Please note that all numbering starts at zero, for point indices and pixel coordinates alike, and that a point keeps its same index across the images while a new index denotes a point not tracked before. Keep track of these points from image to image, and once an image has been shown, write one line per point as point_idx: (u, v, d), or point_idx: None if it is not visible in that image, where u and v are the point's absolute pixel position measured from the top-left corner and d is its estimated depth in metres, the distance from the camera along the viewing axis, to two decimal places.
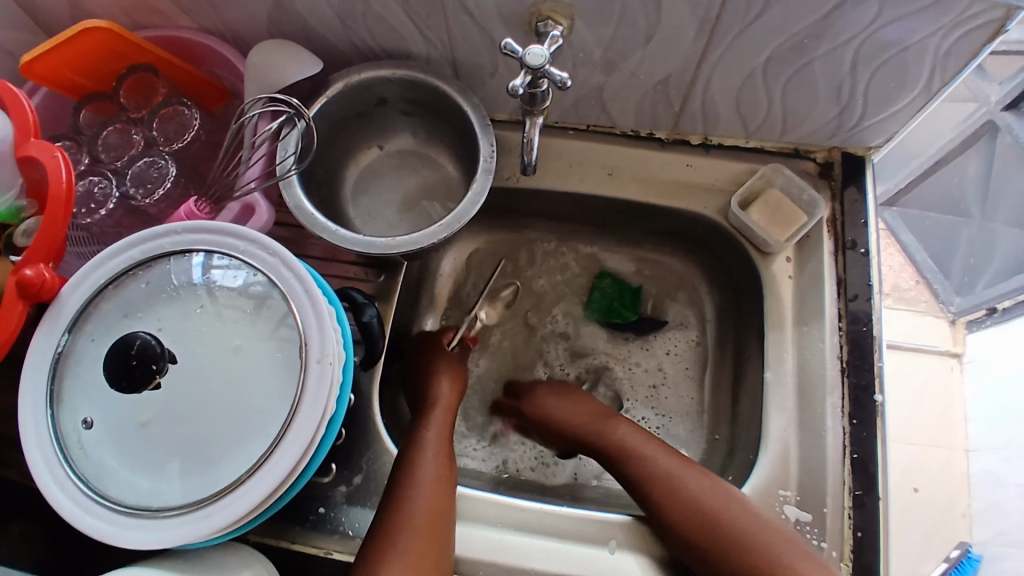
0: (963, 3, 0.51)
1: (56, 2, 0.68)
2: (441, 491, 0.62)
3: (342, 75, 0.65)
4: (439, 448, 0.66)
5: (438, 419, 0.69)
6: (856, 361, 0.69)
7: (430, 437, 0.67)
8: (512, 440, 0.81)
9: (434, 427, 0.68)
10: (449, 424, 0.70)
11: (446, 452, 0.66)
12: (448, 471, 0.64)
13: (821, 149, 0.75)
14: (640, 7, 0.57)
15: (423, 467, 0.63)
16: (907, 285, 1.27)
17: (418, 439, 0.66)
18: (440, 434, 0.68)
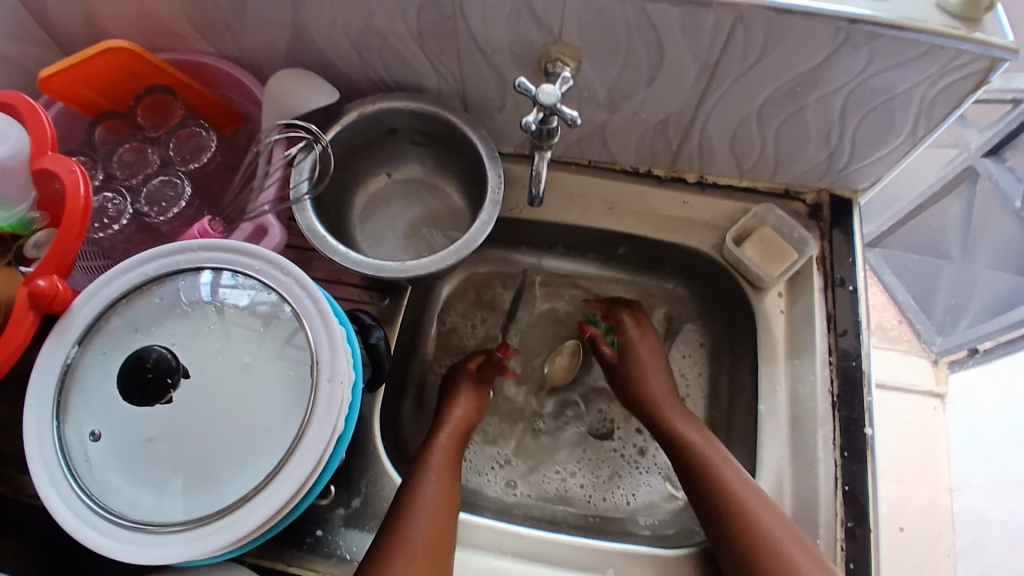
0: (947, 56, 0.55)
1: (79, 21, 0.70)
2: (440, 520, 0.62)
3: (356, 104, 0.67)
4: (445, 468, 0.67)
5: (441, 443, 0.70)
6: (846, 396, 0.71)
7: (434, 460, 0.67)
8: (524, 471, 0.80)
9: (438, 453, 0.68)
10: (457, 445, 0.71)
11: (451, 474, 0.67)
12: (450, 496, 0.65)
13: (810, 191, 0.79)
14: (644, 52, 0.61)
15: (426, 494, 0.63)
16: (890, 324, 1.34)
17: (423, 464, 0.67)
18: (444, 455, 0.68)
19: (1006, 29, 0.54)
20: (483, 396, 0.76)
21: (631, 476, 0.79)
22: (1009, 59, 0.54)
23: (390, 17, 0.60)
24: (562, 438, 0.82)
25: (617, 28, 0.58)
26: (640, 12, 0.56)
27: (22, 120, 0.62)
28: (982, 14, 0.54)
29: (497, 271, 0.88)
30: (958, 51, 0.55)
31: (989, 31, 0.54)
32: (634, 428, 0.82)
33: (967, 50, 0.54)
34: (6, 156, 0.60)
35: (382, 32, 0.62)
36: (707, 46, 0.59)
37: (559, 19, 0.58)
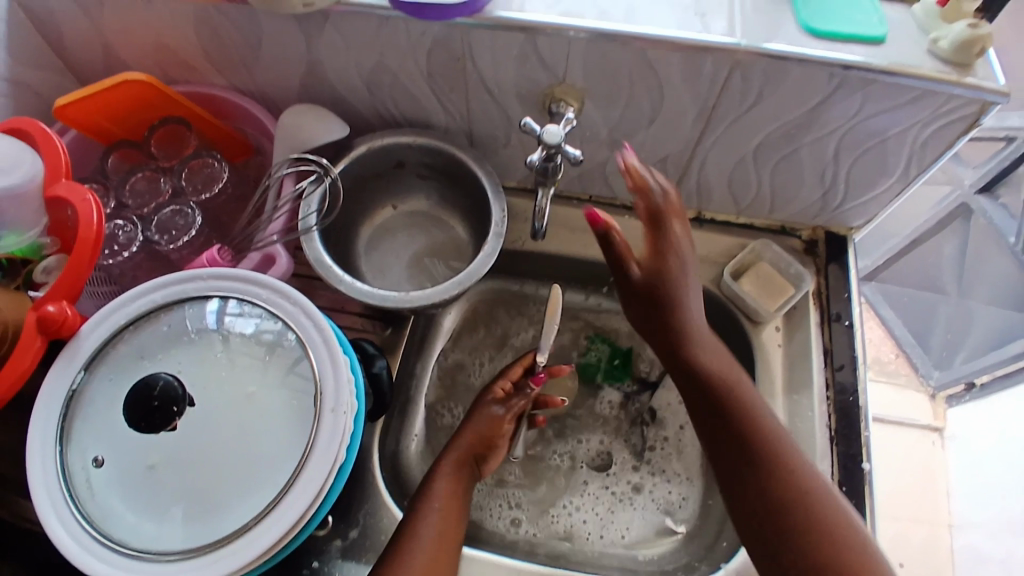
0: (940, 100, 0.58)
1: (96, 52, 0.72)
2: (439, 560, 0.61)
3: (366, 138, 0.69)
4: (449, 499, 0.65)
5: (449, 473, 0.67)
6: (844, 431, 0.71)
7: (438, 490, 0.65)
8: (526, 506, 0.79)
9: (443, 481, 0.66)
10: (467, 474, 0.68)
11: (456, 506, 0.65)
12: (452, 531, 0.63)
13: (806, 228, 0.81)
14: (645, 94, 0.63)
15: (426, 530, 0.62)
16: (887, 358, 1.36)
17: (426, 497, 0.65)
18: (450, 483, 0.66)
19: (997, 74, 0.57)
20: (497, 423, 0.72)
21: (631, 511, 0.79)
22: (1001, 102, 0.56)
23: (402, 57, 0.63)
24: (564, 471, 0.81)
25: (620, 71, 0.60)
26: (642, 56, 0.58)
27: (37, 145, 0.63)
28: (974, 60, 0.56)
29: (496, 299, 0.88)
30: (949, 96, 0.57)
31: (981, 76, 0.56)
32: (631, 464, 0.81)
33: (958, 95, 0.57)
34: (22, 181, 0.61)
35: (394, 70, 0.65)
36: (706, 89, 0.61)
37: (564, 61, 0.60)
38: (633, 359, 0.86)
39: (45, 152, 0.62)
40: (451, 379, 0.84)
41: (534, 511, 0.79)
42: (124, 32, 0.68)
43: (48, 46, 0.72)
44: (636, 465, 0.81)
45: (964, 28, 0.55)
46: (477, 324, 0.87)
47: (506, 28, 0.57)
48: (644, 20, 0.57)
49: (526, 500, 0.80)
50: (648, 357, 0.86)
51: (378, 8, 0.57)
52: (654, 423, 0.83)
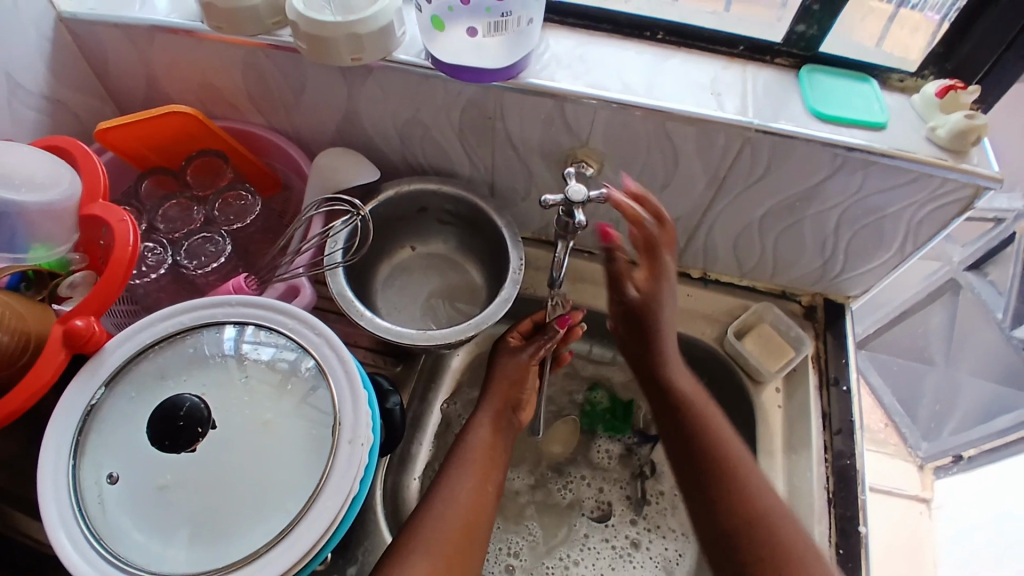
0: (936, 182, 0.62)
1: (138, 83, 0.76)
2: (478, 501, 0.64)
3: (393, 184, 0.74)
4: (490, 442, 0.69)
5: (491, 415, 0.71)
6: (841, 492, 0.72)
7: (477, 436, 0.69)
8: (524, 556, 0.80)
9: (484, 426, 0.70)
10: (507, 420, 0.72)
11: (494, 446, 0.69)
12: (490, 470, 0.67)
13: (805, 293, 0.84)
14: (660, 162, 0.67)
15: (462, 480, 0.64)
16: (878, 428, 1.40)
17: (461, 453, 0.67)
18: (491, 428, 0.70)
19: (991, 160, 0.61)
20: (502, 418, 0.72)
21: (629, 566, 0.79)
22: (993, 187, 0.60)
23: (436, 111, 0.67)
24: (563, 522, 0.82)
25: (639, 140, 0.65)
26: (660, 128, 0.63)
27: (77, 165, 0.64)
28: (968, 147, 0.61)
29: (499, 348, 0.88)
30: (945, 179, 0.61)
31: (975, 162, 0.61)
32: (630, 517, 0.82)
33: (954, 178, 0.61)
34: (59, 198, 0.60)
35: (426, 123, 0.69)
36: (717, 161, 0.65)
37: (587, 128, 0.65)
38: (634, 411, 0.88)
39: (85, 174, 0.63)
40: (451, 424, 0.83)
41: (532, 562, 0.79)
42: (172, 68, 0.72)
43: (95, 75, 0.76)
44: (634, 518, 0.81)
45: (961, 118, 0.60)
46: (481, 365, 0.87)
47: (536, 93, 0.62)
48: (663, 96, 0.62)
49: (522, 549, 0.80)
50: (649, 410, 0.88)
51: (419, 67, 0.62)
52: (654, 476, 0.83)
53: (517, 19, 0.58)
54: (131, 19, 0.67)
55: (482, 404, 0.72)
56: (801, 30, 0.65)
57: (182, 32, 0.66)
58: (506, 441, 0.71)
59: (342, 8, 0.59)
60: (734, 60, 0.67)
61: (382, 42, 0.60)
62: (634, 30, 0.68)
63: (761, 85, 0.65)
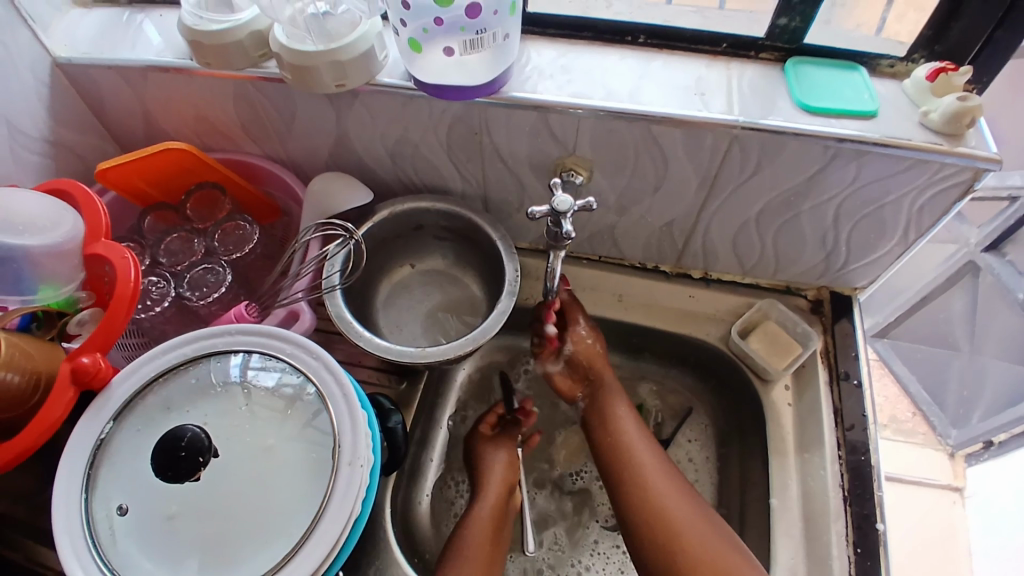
0: (933, 168, 0.61)
1: (137, 121, 0.78)
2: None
3: (387, 204, 0.75)
4: (490, 529, 0.72)
5: (492, 504, 0.73)
6: (857, 490, 0.70)
7: (477, 522, 0.72)
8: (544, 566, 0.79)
9: (484, 513, 0.72)
10: (506, 498, 0.75)
11: (494, 533, 0.72)
12: (492, 554, 0.70)
13: (811, 287, 0.83)
14: (650, 166, 0.67)
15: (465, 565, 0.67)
16: (905, 417, 1.36)
17: (463, 541, 0.70)
18: (491, 512, 0.73)
19: (990, 142, 0.60)
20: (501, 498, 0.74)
21: None
22: (993, 169, 0.59)
23: (424, 131, 0.68)
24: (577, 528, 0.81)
25: (626, 146, 0.65)
26: (646, 132, 0.63)
27: (78, 208, 0.65)
28: (964, 129, 0.60)
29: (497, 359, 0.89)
30: (941, 164, 0.60)
31: (972, 144, 0.60)
32: None
33: (950, 163, 0.60)
34: (64, 239, 0.62)
35: (415, 142, 0.70)
36: (706, 162, 0.65)
37: (573, 136, 0.65)
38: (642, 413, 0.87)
39: (87, 217, 0.64)
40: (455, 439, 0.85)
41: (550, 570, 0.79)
42: (166, 104, 0.74)
43: (94, 114, 0.78)
44: None
45: (953, 101, 0.59)
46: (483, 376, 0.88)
47: (520, 106, 0.62)
48: (648, 100, 0.62)
49: (544, 563, 0.79)
50: (656, 412, 0.88)
51: (404, 89, 0.63)
52: None
53: (493, 35, 0.57)
54: (125, 60, 0.69)
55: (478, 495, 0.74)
56: (784, 23, 0.64)
57: (173, 70, 0.68)
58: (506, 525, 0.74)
59: (324, 36, 0.60)
60: (718, 58, 0.67)
61: (366, 67, 0.61)
62: (616, 36, 0.68)
63: (747, 82, 0.65)
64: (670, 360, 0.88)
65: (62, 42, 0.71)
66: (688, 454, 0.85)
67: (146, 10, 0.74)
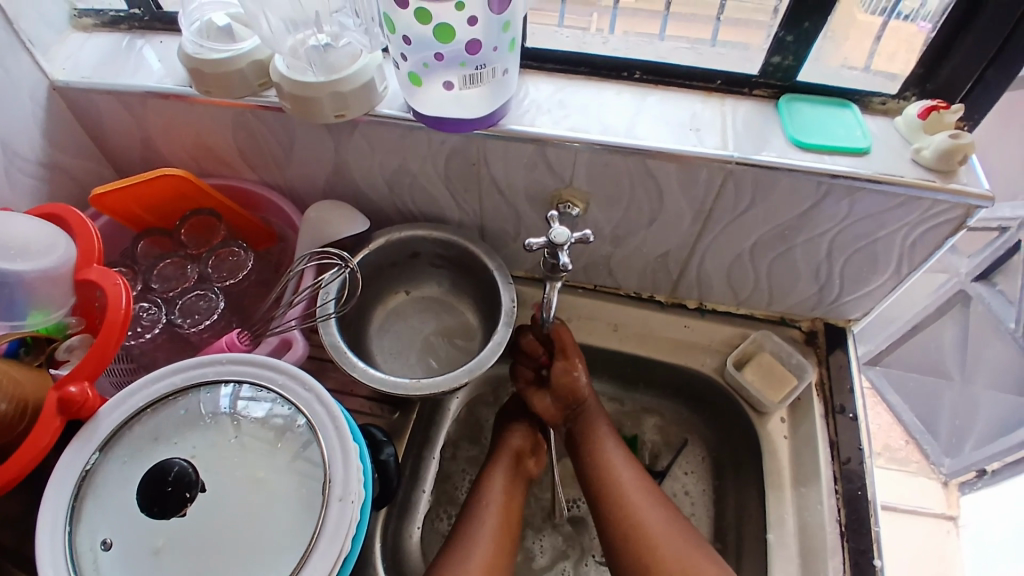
0: (924, 205, 0.62)
1: (133, 145, 0.77)
2: (497, 553, 0.68)
3: (384, 232, 0.75)
4: (505, 495, 0.73)
5: (504, 476, 0.74)
6: (854, 525, 0.70)
7: (492, 495, 0.72)
8: None
9: (497, 486, 0.73)
10: (515, 472, 0.75)
11: (510, 500, 0.73)
12: (510, 522, 0.71)
13: (805, 319, 0.83)
14: (646, 199, 0.68)
15: (480, 533, 0.68)
16: (898, 445, 1.36)
17: (480, 510, 0.71)
18: (505, 481, 0.74)
19: (980, 179, 0.60)
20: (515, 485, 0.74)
21: None
22: (986, 206, 0.60)
23: (422, 161, 0.68)
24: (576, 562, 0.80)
25: (622, 178, 0.65)
26: (641, 166, 0.63)
27: (71, 232, 0.63)
28: (956, 166, 0.61)
29: (485, 390, 0.88)
30: (933, 202, 0.61)
31: (964, 181, 0.61)
32: None
33: (941, 200, 0.61)
34: (53, 265, 0.60)
35: (413, 171, 0.70)
36: (702, 196, 0.66)
37: (570, 168, 0.65)
38: (636, 446, 0.87)
39: (80, 243, 0.62)
40: (445, 474, 0.83)
41: None
42: (165, 130, 0.74)
43: (90, 138, 0.77)
44: None
45: (945, 139, 0.60)
46: (472, 407, 0.88)
47: (518, 139, 0.63)
48: (644, 134, 0.63)
49: None
50: (650, 442, 0.87)
51: (403, 120, 0.63)
52: None
53: (492, 71, 0.58)
54: (125, 86, 0.69)
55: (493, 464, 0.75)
56: (777, 62, 0.65)
57: (172, 96, 0.68)
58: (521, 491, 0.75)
59: (325, 69, 0.61)
60: (711, 95, 0.68)
61: (366, 98, 0.62)
62: (613, 72, 0.69)
63: (741, 118, 0.65)
64: (665, 392, 0.87)
65: (61, 66, 0.71)
66: (684, 485, 0.84)
67: (146, 37, 0.74)
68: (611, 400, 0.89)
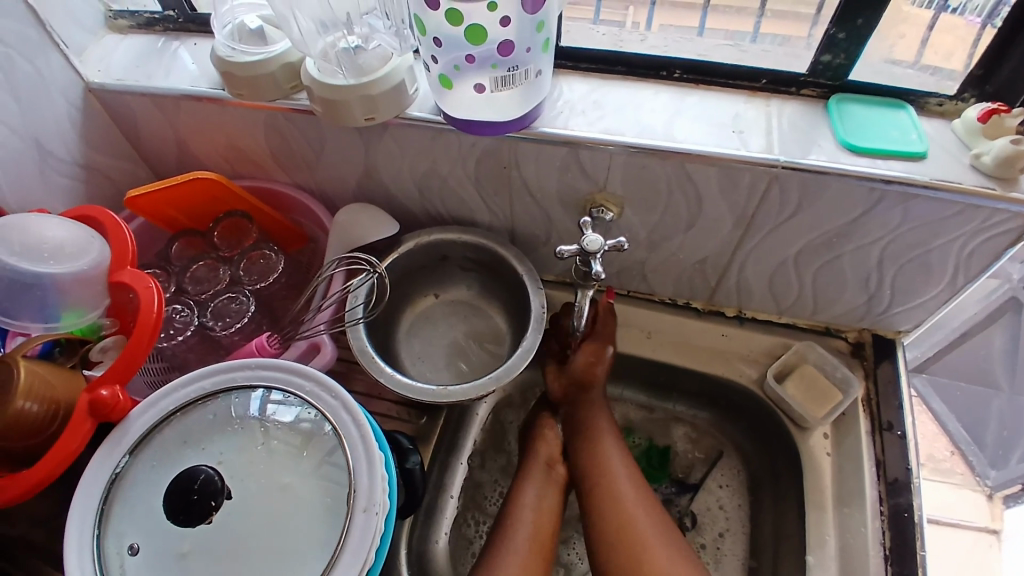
0: (986, 214, 0.57)
1: (168, 147, 0.78)
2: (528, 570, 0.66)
3: (414, 235, 0.74)
4: (537, 507, 0.70)
5: (536, 487, 0.72)
6: (899, 550, 0.66)
7: (526, 503, 0.71)
8: None
9: (530, 494, 0.71)
10: (549, 480, 0.73)
11: (543, 513, 0.70)
12: (543, 537, 0.69)
13: (851, 329, 0.79)
14: (683, 204, 0.65)
15: (514, 549, 0.67)
16: (942, 455, 1.27)
17: (514, 522, 0.69)
18: (538, 492, 0.72)
19: None
20: (554, 490, 0.73)
21: None
22: None
23: (452, 163, 0.67)
24: None
25: (659, 182, 0.63)
26: (680, 170, 0.61)
27: (105, 233, 0.64)
28: (1018, 174, 0.56)
29: (511, 395, 0.87)
30: (996, 210, 0.57)
31: None
32: None
33: (1006, 209, 0.56)
34: (87, 266, 0.61)
35: (443, 174, 0.69)
36: (743, 201, 0.63)
37: (604, 172, 0.63)
38: (670, 459, 0.84)
39: (113, 245, 0.63)
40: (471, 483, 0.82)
41: None
42: (197, 131, 0.74)
43: (127, 140, 0.78)
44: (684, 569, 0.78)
45: (1006, 144, 0.55)
46: (497, 412, 0.86)
47: (550, 142, 0.61)
48: (683, 137, 0.60)
49: None
50: (684, 454, 0.84)
51: (434, 123, 0.62)
52: (694, 529, 0.79)
53: (525, 72, 0.56)
54: (160, 89, 0.69)
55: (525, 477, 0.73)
56: (827, 60, 0.62)
57: (206, 99, 0.68)
58: (555, 501, 0.72)
59: (355, 71, 0.60)
60: (756, 94, 0.65)
61: (395, 101, 0.61)
62: (650, 70, 0.66)
63: (788, 119, 0.62)
64: (700, 401, 0.84)
65: (95, 68, 0.72)
66: (718, 499, 0.81)
67: (181, 39, 0.75)
68: (643, 409, 0.86)
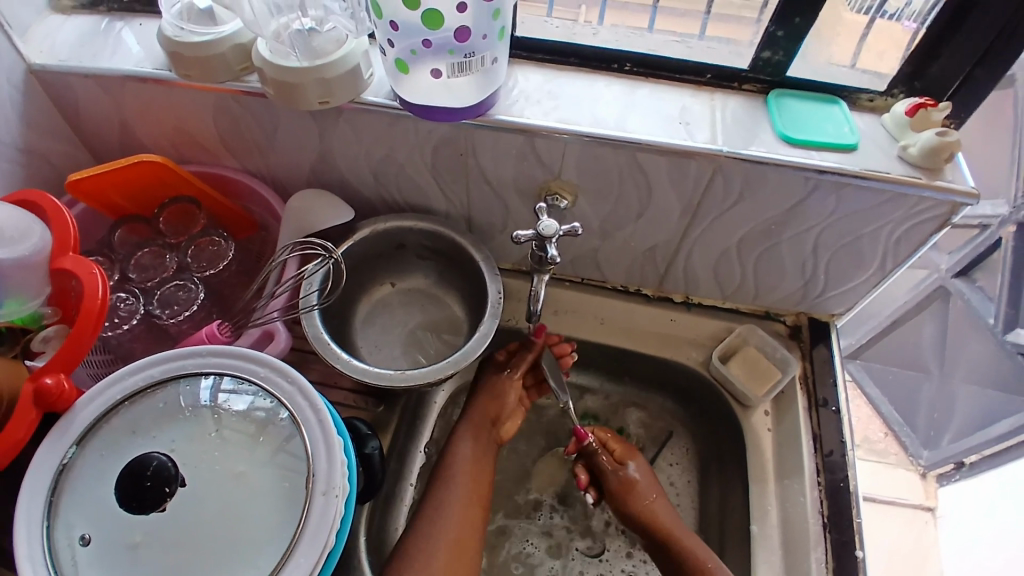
0: (911, 201, 0.62)
1: (111, 130, 0.75)
2: (470, 519, 0.72)
3: (370, 222, 0.73)
4: (473, 460, 0.75)
5: (472, 440, 0.76)
6: (835, 517, 0.71)
7: (460, 453, 0.75)
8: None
9: (466, 444, 0.76)
10: (485, 435, 0.77)
11: (478, 466, 0.75)
12: (479, 486, 0.74)
13: (790, 313, 0.83)
14: (635, 194, 0.68)
15: (453, 498, 0.71)
16: (877, 437, 1.39)
17: (451, 474, 0.74)
18: (475, 445, 0.76)
19: (965, 176, 0.61)
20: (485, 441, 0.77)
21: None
22: (970, 203, 0.60)
23: (408, 150, 0.67)
24: (580, 551, 0.81)
25: (612, 171, 0.65)
26: (631, 158, 0.63)
27: (47, 220, 0.61)
28: (942, 164, 0.61)
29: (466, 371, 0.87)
30: (919, 199, 0.61)
31: (949, 179, 0.61)
32: (625, 551, 0.81)
33: (929, 197, 0.61)
34: (29, 252, 0.58)
35: (400, 161, 0.69)
36: (690, 190, 0.66)
37: (558, 160, 0.65)
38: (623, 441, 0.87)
39: (55, 230, 0.60)
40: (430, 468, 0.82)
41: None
42: (143, 114, 0.72)
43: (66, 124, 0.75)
44: (629, 552, 0.81)
45: (932, 136, 0.60)
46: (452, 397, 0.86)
47: (506, 130, 0.62)
48: (633, 128, 0.63)
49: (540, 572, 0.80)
50: (637, 434, 0.88)
51: (390, 108, 0.62)
52: None
53: (481, 60, 0.57)
54: (103, 69, 0.67)
55: (461, 431, 0.77)
56: (767, 57, 0.65)
57: (151, 80, 0.66)
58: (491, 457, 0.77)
59: (309, 54, 0.59)
60: (702, 88, 0.68)
61: (351, 86, 0.61)
62: (602, 63, 0.68)
63: (731, 112, 0.65)
64: (651, 386, 0.88)
65: (38, 49, 0.68)
66: (672, 477, 0.85)
67: (125, 19, 0.72)
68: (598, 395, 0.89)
